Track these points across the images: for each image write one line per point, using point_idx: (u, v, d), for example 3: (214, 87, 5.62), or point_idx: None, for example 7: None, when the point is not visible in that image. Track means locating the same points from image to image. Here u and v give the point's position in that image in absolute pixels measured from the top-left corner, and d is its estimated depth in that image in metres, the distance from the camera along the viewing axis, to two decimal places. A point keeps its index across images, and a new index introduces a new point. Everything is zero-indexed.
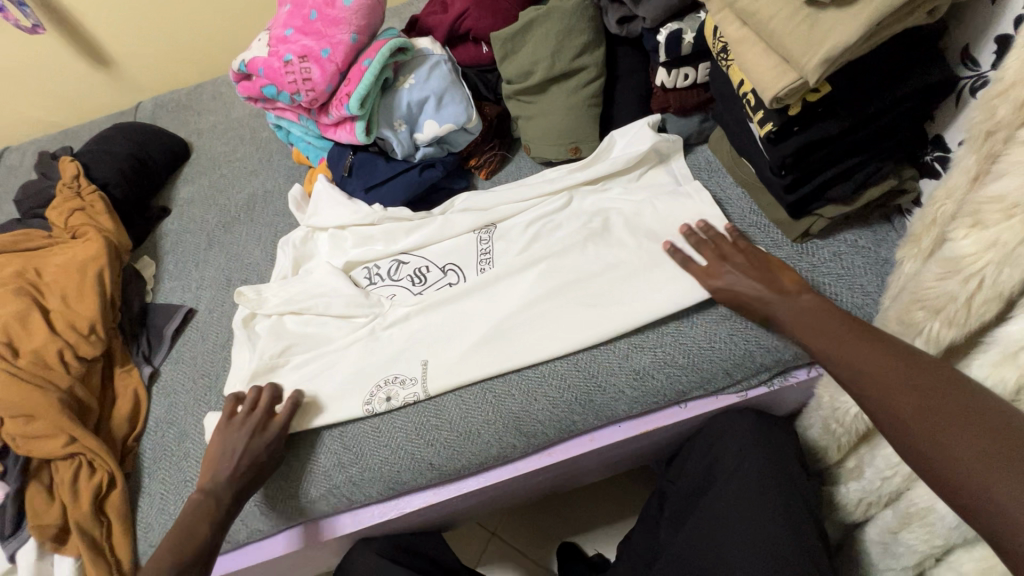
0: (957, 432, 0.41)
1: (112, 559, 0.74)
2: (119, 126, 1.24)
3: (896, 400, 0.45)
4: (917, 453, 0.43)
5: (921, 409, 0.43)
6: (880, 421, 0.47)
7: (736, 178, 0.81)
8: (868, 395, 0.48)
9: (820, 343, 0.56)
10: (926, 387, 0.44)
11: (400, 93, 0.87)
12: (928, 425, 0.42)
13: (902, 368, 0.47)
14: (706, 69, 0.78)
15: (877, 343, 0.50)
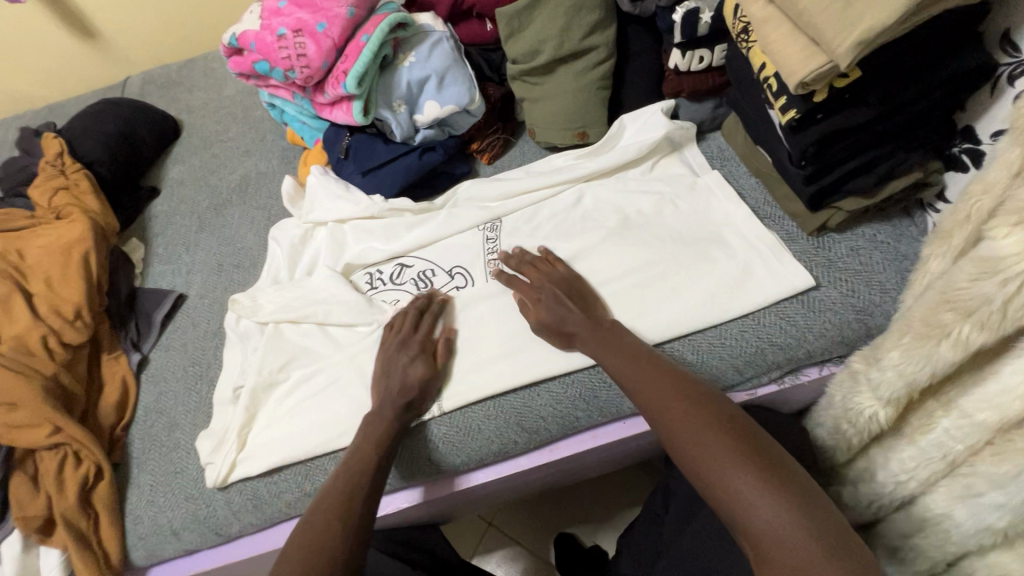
0: (785, 507, 0.43)
1: (101, 552, 0.72)
2: (106, 102, 1.18)
3: (735, 470, 0.46)
4: (749, 526, 0.44)
5: (727, 455, 0.47)
6: (716, 490, 0.46)
7: (751, 167, 0.78)
8: (702, 460, 0.47)
9: (624, 372, 0.58)
10: (759, 458, 0.46)
11: (399, 72, 0.83)
12: (765, 498, 0.44)
13: (738, 434, 0.48)
14: (722, 51, 0.75)
15: (712, 403, 0.51)
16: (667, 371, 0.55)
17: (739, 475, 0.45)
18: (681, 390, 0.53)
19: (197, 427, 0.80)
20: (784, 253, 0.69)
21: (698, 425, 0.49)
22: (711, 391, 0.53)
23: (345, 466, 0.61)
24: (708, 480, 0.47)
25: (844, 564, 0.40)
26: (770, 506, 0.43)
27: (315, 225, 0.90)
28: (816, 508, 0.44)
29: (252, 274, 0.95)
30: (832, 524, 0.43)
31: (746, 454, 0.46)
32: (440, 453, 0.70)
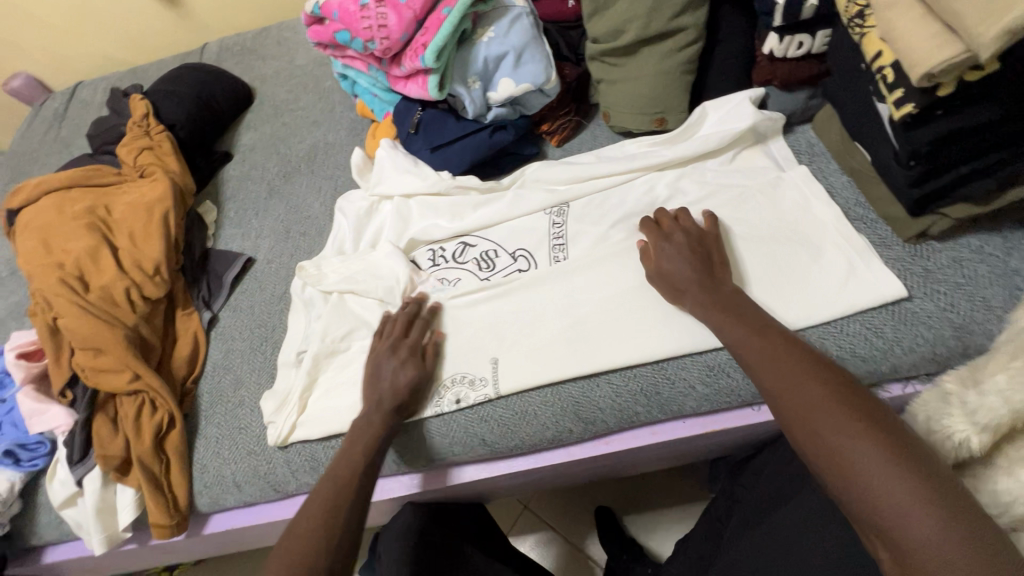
0: (912, 485, 0.42)
1: (170, 495, 0.77)
2: (187, 67, 1.23)
3: (866, 449, 0.45)
4: (873, 504, 0.43)
5: (846, 428, 0.46)
6: (837, 467, 0.46)
7: (844, 165, 0.72)
8: (830, 435, 0.47)
9: (738, 340, 0.57)
10: (887, 437, 0.45)
11: (477, 48, 0.82)
12: (888, 473, 0.43)
13: (869, 415, 0.47)
14: (825, 38, 0.69)
15: (839, 376, 0.50)
16: (778, 337, 0.55)
17: (871, 457, 0.44)
18: (811, 367, 0.51)
19: (261, 386, 0.83)
20: (874, 257, 0.65)
21: (820, 397, 0.49)
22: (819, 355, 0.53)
23: (327, 475, 0.64)
24: (828, 450, 0.46)
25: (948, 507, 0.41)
26: (898, 485, 0.42)
27: (380, 199, 0.90)
28: (952, 490, 0.42)
29: (317, 242, 0.97)
30: (966, 505, 0.41)
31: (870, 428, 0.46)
32: (437, 445, 0.72)
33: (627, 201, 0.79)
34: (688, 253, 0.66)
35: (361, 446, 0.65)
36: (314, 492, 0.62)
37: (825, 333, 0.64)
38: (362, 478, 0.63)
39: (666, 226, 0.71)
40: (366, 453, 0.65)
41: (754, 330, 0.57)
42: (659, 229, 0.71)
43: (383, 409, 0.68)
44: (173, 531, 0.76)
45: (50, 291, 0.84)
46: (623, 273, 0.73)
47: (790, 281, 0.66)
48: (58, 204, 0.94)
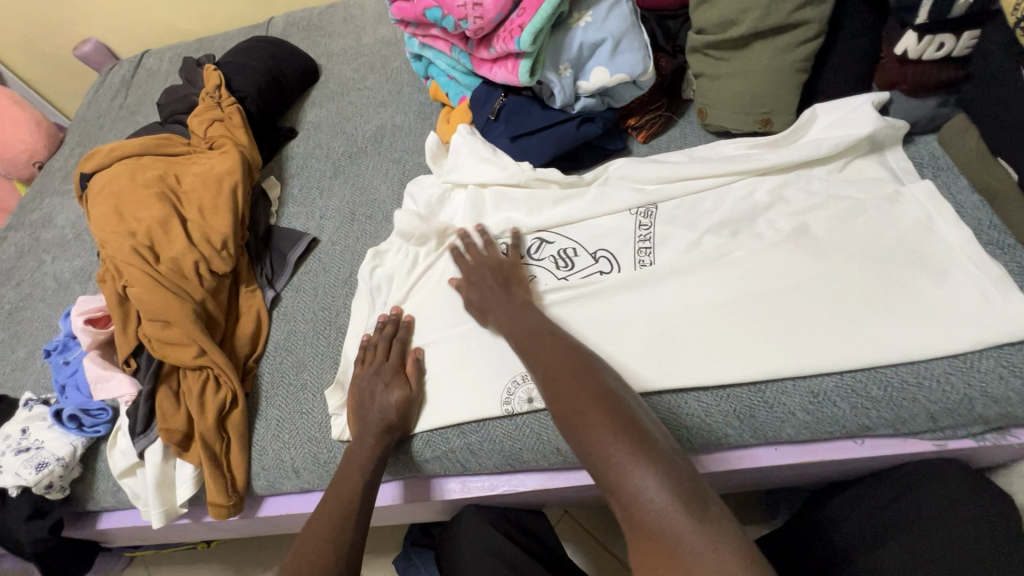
0: (681, 483, 0.43)
1: (228, 474, 0.76)
2: (256, 40, 1.21)
3: (603, 434, 0.47)
4: (624, 497, 0.44)
5: (610, 426, 0.48)
6: (591, 457, 0.48)
7: (976, 181, 0.66)
8: (579, 419, 0.50)
9: (530, 350, 0.60)
10: (621, 423, 0.48)
11: (572, 32, 0.77)
12: (642, 462, 0.45)
13: (607, 401, 0.50)
14: (971, 39, 0.62)
15: (575, 373, 0.54)
16: (551, 346, 0.58)
17: (607, 441, 0.47)
18: (574, 360, 0.56)
19: (323, 372, 0.81)
20: (1013, 286, 0.58)
21: (585, 401, 0.50)
22: (577, 356, 0.56)
23: (331, 490, 0.64)
24: (598, 458, 0.47)
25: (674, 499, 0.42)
26: (652, 478, 0.44)
27: (454, 186, 0.86)
28: (701, 489, 0.44)
29: (383, 227, 0.94)
30: (689, 494, 0.43)
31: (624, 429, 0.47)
32: (507, 449, 0.69)
33: (724, 206, 0.73)
34: (490, 283, 0.71)
35: (357, 460, 0.65)
36: (340, 481, 0.64)
37: (952, 367, 0.58)
38: (364, 493, 0.63)
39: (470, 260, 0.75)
40: (367, 462, 0.65)
41: (528, 330, 0.63)
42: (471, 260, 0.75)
43: (373, 429, 0.67)
44: (230, 511, 0.75)
45: (120, 259, 0.84)
46: (716, 284, 0.67)
47: (914, 307, 0.60)
48: (130, 171, 0.94)
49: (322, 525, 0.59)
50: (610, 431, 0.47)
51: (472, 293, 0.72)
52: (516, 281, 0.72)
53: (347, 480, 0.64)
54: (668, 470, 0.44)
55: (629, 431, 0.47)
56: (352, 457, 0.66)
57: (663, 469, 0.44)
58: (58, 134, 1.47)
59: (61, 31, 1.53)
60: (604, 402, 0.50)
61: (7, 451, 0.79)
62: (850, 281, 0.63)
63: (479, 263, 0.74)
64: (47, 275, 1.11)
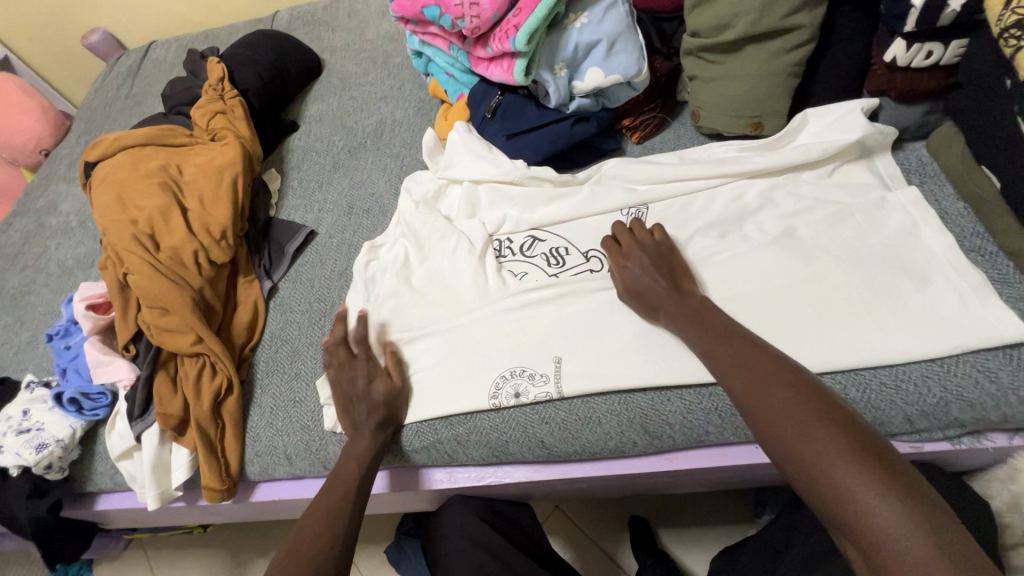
0: (929, 524, 0.39)
1: (222, 460, 0.77)
2: (261, 33, 1.23)
3: (831, 459, 0.44)
4: (862, 533, 0.41)
5: (838, 453, 0.44)
6: (812, 482, 0.44)
7: (961, 189, 0.67)
8: (795, 441, 0.46)
9: (727, 355, 0.56)
10: (880, 456, 0.43)
11: (568, 33, 0.78)
12: (874, 490, 0.41)
13: (846, 426, 0.45)
14: (959, 48, 0.63)
15: (812, 393, 0.49)
16: (763, 356, 0.54)
17: (839, 469, 0.43)
18: (779, 371, 0.52)
19: (317, 362, 0.83)
20: (992, 293, 0.59)
21: (807, 421, 0.46)
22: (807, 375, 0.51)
23: (327, 487, 0.65)
24: (824, 487, 0.44)
25: (944, 549, 0.38)
26: (904, 517, 0.40)
27: (450, 182, 0.87)
28: (954, 529, 0.40)
29: (380, 221, 0.96)
30: (960, 545, 0.39)
31: (867, 460, 0.43)
32: (494, 442, 0.70)
33: (713, 208, 0.74)
34: (654, 267, 0.67)
35: (354, 453, 0.67)
36: (336, 480, 0.65)
37: (928, 372, 0.59)
38: (359, 486, 0.65)
39: (624, 242, 0.71)
40: (363, 460, 0.66)
41: (730, 335, 0.58)
42: (618, 247, 0.71)
43: (367, 428, 0.69)
44: (223, 495, 0.77)
45: (122, 247, 0.85)
46: (703, 286, 0.68)
47: (894, 311, 0.61)
48: (133, 161, 0.95)
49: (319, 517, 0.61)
50: (851, 463, 0.43)
51: (627, 277, 0.68)
52: (680, 274, 0.68)
53: (342, 480, 0.65)
54: (929, 514, 0.40)
55: (876, 464, 0.43)
56: (348, 454, 0.67)
57: (922, 513, 0.40)
58: (64, 122, 1.49)
59: (69, 20, 1.54)
60: (844, 429, 0.45)
61: (8, 431, 0.81)
62: (834, 285, 0.64)
63: (638, 247, 0.69)
64: (52, 261, 1.13)
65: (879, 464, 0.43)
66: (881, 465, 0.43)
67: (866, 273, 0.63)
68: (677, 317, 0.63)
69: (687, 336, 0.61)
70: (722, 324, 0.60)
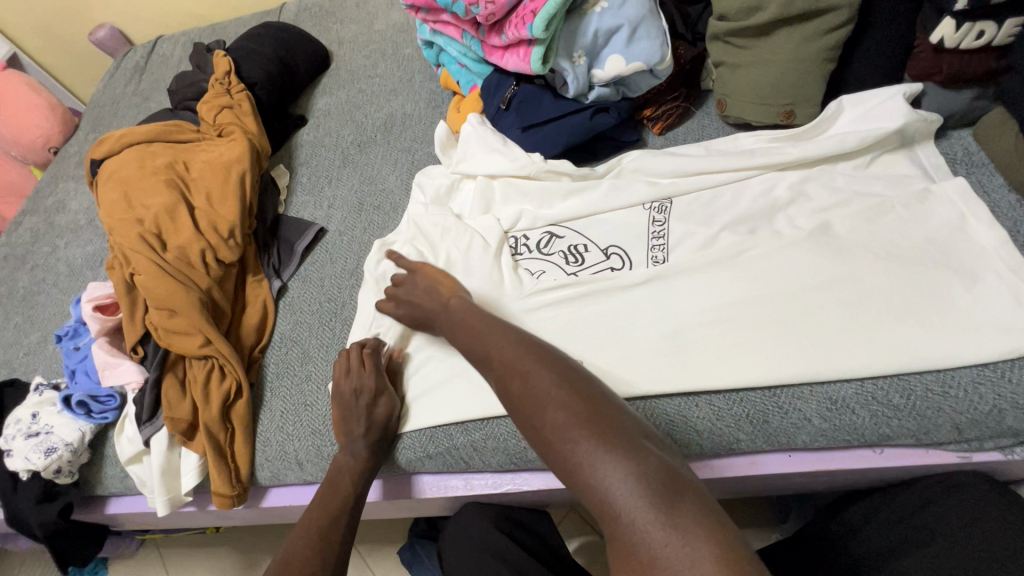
0: (613, 459, 0.41)
1: (232, 465, 0.75)
2: (268, 25, 1.20)
3: (571, 438, 0.44)
4: (598, 503, 0.41)
5: (578, 430, 0.44)
6: (560, 461, 0.44)
7: (1013, 179, 0.62)
8: (546, 426, 0.46)
9: (492, 348, 0.55)
10: (574, 404, 0.46)
11: (588, 18, 0.75)
12: (592, 447, 0.43)
13: (572, 398, 0.46)
14: (1014, 27, 0.59)
15: (552, 374, 0.49)
16: (513, 344, 0.54)
17: (574, 442, 0.43)
18: (521, 351, 0.53)
19: (329, 364, 0.80)
20: None
21: (551, 404, 0.46)
22: (541, 354, 0.52)
23: (318, 501, 0.63)
24: (575, 469, 0.43)
25: (662, 503, 0.39)
26: (625, 475, 0.40)
27: (463, 177, 0.84)
28: (675, 479, 0.41)
29: (391, 218, 0.93)
30: (675, 492, 0.40)
31: (591, 428, 0.44)
32: (511, 448, 0.67)
33: (742, 202, 0.70)
34: (422, 284, 0.71)
35: (347, 471, 0.66)
36: (333, 489, 0.64)
37: (980, 377, 0.55)
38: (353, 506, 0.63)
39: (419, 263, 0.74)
40: (360, 471, 0.66)
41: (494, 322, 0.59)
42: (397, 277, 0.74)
43: (365, 440, 0.67)
44: (234, 501, 0.75)
45: (128, 246, 0.83)
46: (729, 284, 0.65)
47: (942, 311, 0.57)
48: (139, 158, 0.93)
49: (311, 529, 0.59)
50: (587, 435, 0.43)
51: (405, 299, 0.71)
52: (448, 283, 0.71)
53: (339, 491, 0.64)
54: (636, 466, 0.41)
55: (598, 430, 0.43)
56: (345, 462, 0.66)
57: (632, 466, 0.41)
58: (73, 119, 1.47)
59: (76, 15, 1.52)
60: (567, 403, 0.46)
61: (17, 435, 0.80)
62: (874, 283, 0.60)
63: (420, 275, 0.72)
64: (61, 260, 1.12)
65: (609, 432, 0.43)
66: (605, 431, 0.43)
67: (908, 271, 0.59)
68: (458, 321, 0.63)
69: (457, 338, 0.62)
70: (486, 323, 0.60)
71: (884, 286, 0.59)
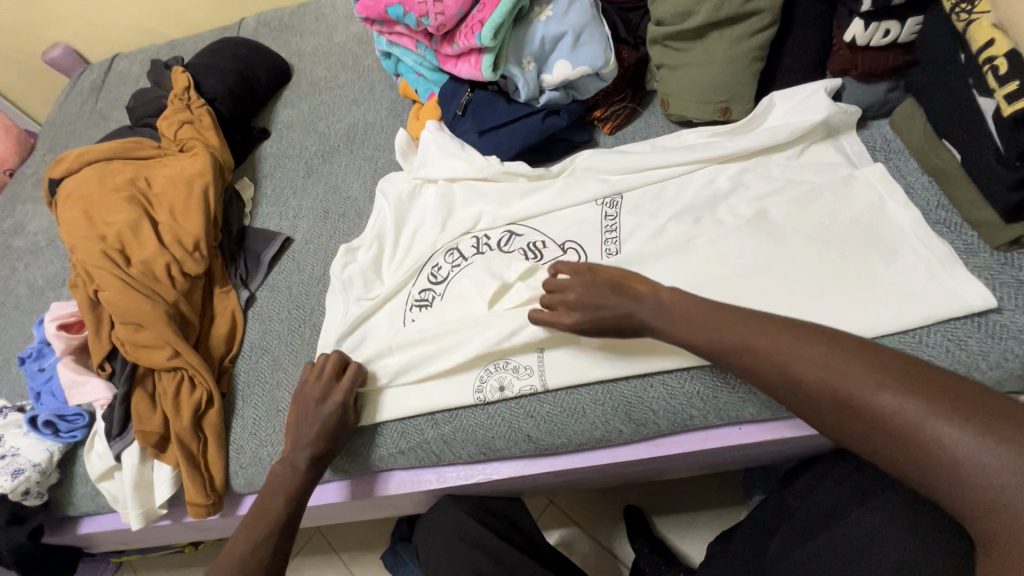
0: (885, 380, 0.46)
1: (206, 474, 0.76)
2: (227, 40, 1.21)
3: (868, 389, 0.46)
4: (905, 431, 0.44)
5: (845, 372, 0.48)
6: (846, 412, 0.47)
7: (924, 162, 0.68)
8: (816, 380, 0.49)
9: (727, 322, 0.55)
10: (821, 341, 0.50)
11: (534, 27, 0.79)
12: (852, 372, 0.47)
13: (896, 368, 0.47)
14: (915, 26, 0.64)
15: (863, 350, 0.49)
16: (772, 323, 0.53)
17: (873, 389, 0.46)
18: (798, 331, 0.52)
19: (299, 369, 0.82)
20: (958, 263, 0.60)
21: (826, 362, 0.49)
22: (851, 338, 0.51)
23: (246, 521, 0.64)
24: (863, 409, 0.46)
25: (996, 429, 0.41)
26: (918, 405, 0.44)
27: (424, 182, 0.87)
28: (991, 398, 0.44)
29: (356, 224, 0.95)
30: (977, 405, 0.43)
31: (886, 375, 0.46)
32: (478, 437, 0.70)
33: (685, 193, 0.75)
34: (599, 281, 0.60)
35: (282, 487, 0.66)
36: (263, 506, 0.65)
37: (898, 344, 0.60)
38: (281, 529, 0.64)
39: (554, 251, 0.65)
40: (288, 496, 0.65)
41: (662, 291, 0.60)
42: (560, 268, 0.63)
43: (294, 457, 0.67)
44: (209, 510, 0.75)
45: (91, 264, 0.84)
46: (675, 271, 0.69)
47: (867, 288, 0.61)
48: (99, 175, 0.93)
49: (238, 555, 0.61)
50: (879, 383, 0.46)
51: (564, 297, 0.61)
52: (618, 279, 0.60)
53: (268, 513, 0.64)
54: (928, 393, 0.44)
55: (913, 384, 0.45)
56: (276, 482, 0.66)
57: (929, 395, 0.44)
58: (28, 141, 1.45)
59: (28, 36, 1.50)
60: (875, 367, 0.47)
61: None
62: (805, 263, 0.65)
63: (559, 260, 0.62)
64: (21, 282, 1.10)
65: (898, 373, 0.46)
66: (893, 370, 0.47)
67: (834, 252, 0.64)
68: (618, 294, 0.60)
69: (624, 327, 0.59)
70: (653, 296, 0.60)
71: (813, 265, 0.64)
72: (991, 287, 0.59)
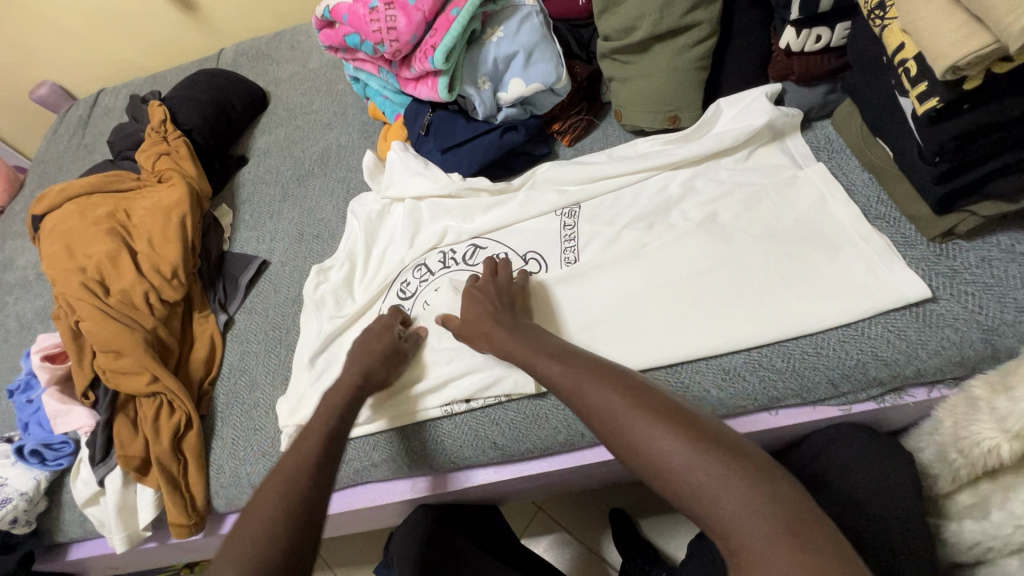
0: (712, 466, 0.43)
1: (187, 495, 0.78)
2: (204, 72, 1.24)
3: (644, 432, 0.46)
4: (663, 473, 0.44)
5: (627, 412, 0.48)
6: (631, 454, 0.47)
7: (864, 161, 0.70)
8: (609, 423, 0.49)
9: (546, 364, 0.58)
10: (625, 394, 0.49)
11: (487, 47, 0.82)
12: (690, 456, 0.43)
13: (667, 410, 0.47)
14: (845, 30, 0.67)
15: (647, 392, 0.49)
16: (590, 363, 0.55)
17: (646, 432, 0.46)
18: (602, 374, 0.53)
19: (276, 388, 0.84)
20: (894, 256, 0.62)
21: (617, 404, 0.49)
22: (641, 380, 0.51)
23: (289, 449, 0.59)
24: (635, 451, 0.46)
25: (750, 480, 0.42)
26: (676, 444, 0.44)
27: (392, 201, 0.89)
28: (732, 444, 0.44)
29: (330, 244, 0.98)
30: (728, 449, 0.44)
31: (665, 417, 0.46)
32: (446, 447, 0.72)
33: (640, 199, 0.77)
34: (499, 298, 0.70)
35: (315, 421, 0.62)
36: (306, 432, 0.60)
37: (842, 337, 0.62)
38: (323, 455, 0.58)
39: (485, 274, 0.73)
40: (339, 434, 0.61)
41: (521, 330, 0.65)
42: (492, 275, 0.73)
43: (344, 388, 0.67)
44: (192, 530, 0.78)
45: (72, 296, 0.87)
46: (627, 275, 0.72)
47: (809, 285, 0.64)
48: (80, 210, 0.96)
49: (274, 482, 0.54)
50: (649, 422, 0.46)
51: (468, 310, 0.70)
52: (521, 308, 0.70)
53: (289, 460, 0.56)
54: (695, 436, 0.45)
55: (683, 425, 0.45)
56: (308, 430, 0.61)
57: (691, 438, 0.44)
58: (18, 177, 1.49)
59: (15, 75, 1.54)
60: (658, 408, 0.47)
61: None
62: (752, 262, 0.67)
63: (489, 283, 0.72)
64: (11, 316, 1.13)
65: (670, 415, 0.47)
66: (672, 415, 0.46)
67: (777, 250, 0.66)
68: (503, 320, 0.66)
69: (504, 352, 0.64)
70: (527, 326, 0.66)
71: (759, 265, 0.66)
72: (927, 278, 0.61)
